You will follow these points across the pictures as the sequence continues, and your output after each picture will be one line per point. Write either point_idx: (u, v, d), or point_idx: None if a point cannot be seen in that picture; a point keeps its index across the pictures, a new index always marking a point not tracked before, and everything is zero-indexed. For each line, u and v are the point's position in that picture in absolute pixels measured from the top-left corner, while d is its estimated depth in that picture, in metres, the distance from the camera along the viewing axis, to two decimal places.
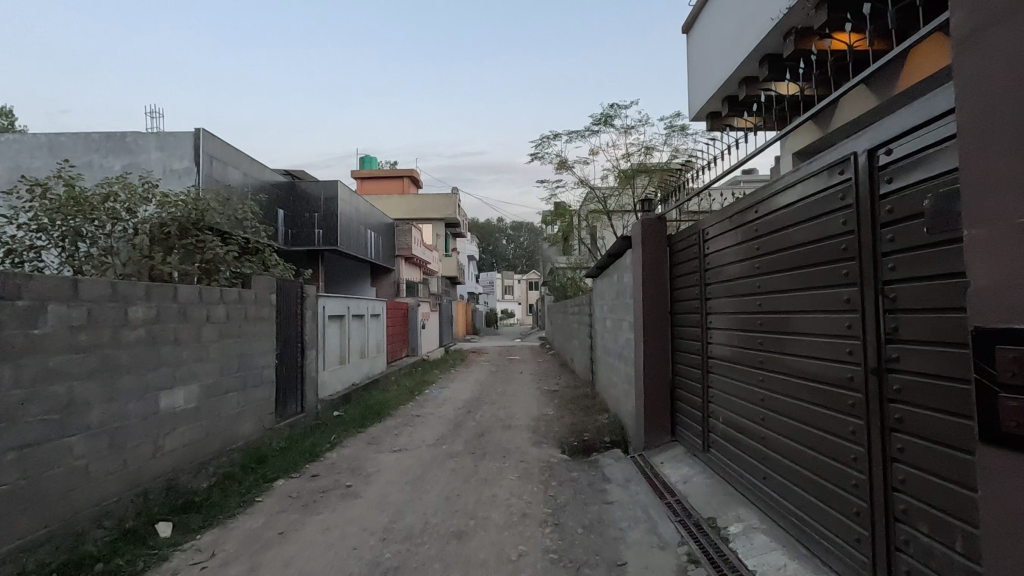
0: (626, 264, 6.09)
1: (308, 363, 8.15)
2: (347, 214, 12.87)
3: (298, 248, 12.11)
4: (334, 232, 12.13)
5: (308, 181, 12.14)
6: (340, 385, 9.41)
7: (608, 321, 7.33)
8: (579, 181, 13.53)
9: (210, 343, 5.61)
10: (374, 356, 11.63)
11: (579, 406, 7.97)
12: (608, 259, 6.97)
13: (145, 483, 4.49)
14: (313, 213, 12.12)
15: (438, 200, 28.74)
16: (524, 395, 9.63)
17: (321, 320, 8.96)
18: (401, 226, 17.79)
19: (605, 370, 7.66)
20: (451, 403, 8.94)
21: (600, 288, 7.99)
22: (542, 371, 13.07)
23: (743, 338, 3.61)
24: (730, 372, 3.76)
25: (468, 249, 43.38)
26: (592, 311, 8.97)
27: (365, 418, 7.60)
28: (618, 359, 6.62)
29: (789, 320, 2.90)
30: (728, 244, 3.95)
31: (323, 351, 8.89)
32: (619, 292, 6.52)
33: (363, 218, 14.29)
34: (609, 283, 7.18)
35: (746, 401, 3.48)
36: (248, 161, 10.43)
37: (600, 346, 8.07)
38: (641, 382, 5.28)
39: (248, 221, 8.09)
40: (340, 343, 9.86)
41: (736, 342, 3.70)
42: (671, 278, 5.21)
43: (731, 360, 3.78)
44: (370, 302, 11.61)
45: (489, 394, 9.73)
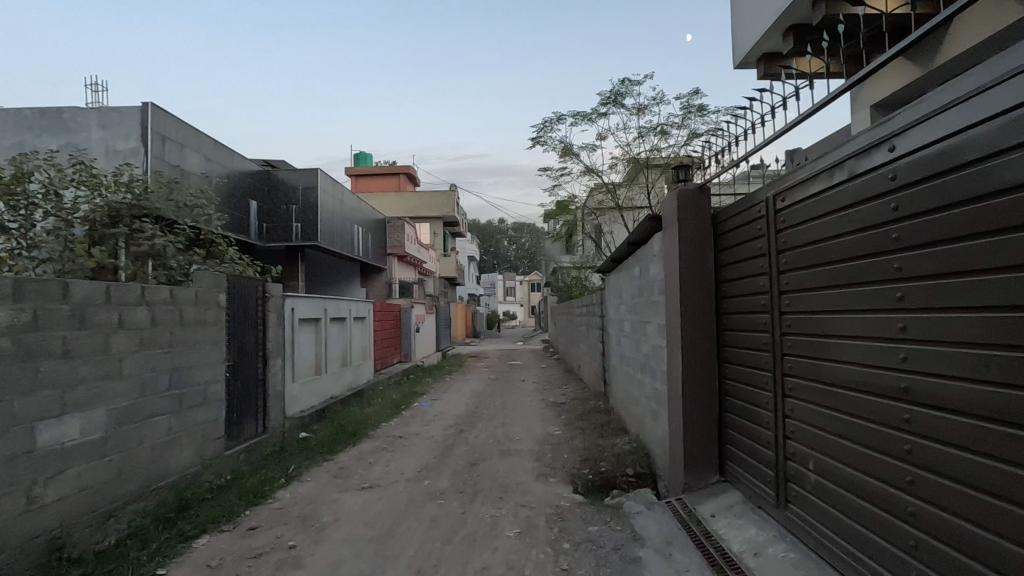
0: (651, 253, 4.86)
1: (271, 377, 6.95)
2: (330, 206, 11.66)
3: (274, 245, 10.93)
4: (314, 226, 10.94)
5: (286, 170, 10.96)
6: (315, 400, 8.20)
7: (626, 324, 6.10)
8: (586, 170, 12.36)
9: (125, 355, 4.40)
10: (357, 364, 10.40)
11: (591, 425, 6.76)
12: (627, 249, 5.75)
13: (5, 553, 3.28)
14: (290, 205, 10.95)
15: (436, 198, 27.54)
16: (527, 408, 8.41)
17: (292, 324, 7.74)
18: (394, 222, 16.56)
19: (622, 383, 6.43)
20: (442, 420, 7.73)
21: (615, 285, 6.74)
22: (546, 379, 11.85)
23: (850, 351, 2.40)
24: (826, 400, 2.57)
25: (468, 250, 42.20)
26: (604, 313, 7.76)
27: (337, 441, 6.39)
28: (641, 370, 5.39)
29: (999, 327, 1.71)
30: (811, 214, 2.74)
31: (293, 360, 7.68)
32: (642, 289, 5.27)
33: (350, 212, 13.09)
34: (628, 279, 5.95)
35: (864, 447, 2.30)
36: (212, 145, 9.24)
37: (615, 353, 6.84)
38: (678, 402, 4.05)
39: (199, 209, 6.88)
40: (317, 351, 8.64)
41: (838, 357, 2.49)
42: (717, 269, 3.99)
43: (828, 382, 2.57)
44: (354, 303, 10.38)
45: (487, 408, 8.51)
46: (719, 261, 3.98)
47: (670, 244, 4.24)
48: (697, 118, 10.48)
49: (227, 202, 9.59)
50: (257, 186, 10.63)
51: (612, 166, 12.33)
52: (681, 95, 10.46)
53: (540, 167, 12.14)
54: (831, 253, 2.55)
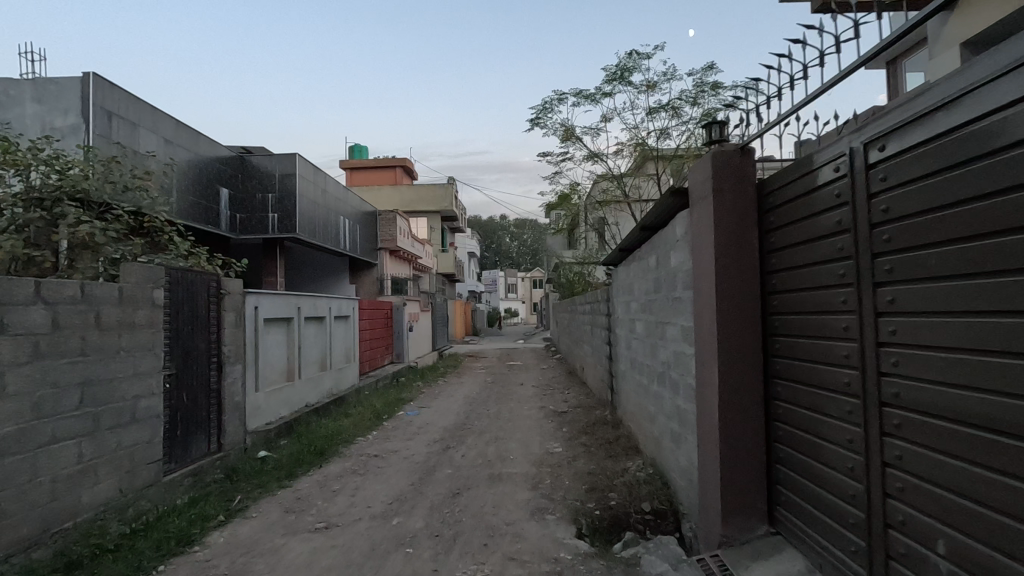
0: (674, 237, 3.89)
1: (227, 386, 6.02)
2: (311, 195, 10.73)
3: (250, 237, 10.00)
4: (293, 217, 10.01)
5: (262, 156, 10.02)
6: (284, 410, 7.28)
7: (639, 324, 5.16)
8: (588, 156, 11.42)
9: (6, 369, 3.47)
10: (338, 367, 9.48)
11: (596, 443, 5.84)
12: (640, 235, 4.79)
13: None
14: (266, 194, 10.03)
15: (434, 191, 26.59)
16: (524, 419, 7.48)
17: (257, 325, 6.77)
18: (385, 214, 15.61)
19: (633, 393, 5.50)
20: (427, 434, 6.80)
21: (624, 278, 5.79)
22: (546, 383, 10.93)
23: None
24: (987, 456, 1.65)
25: (468, 247, 41.27)
26: (611, 311, 6.82)
27: (299, 462, 5.46)
28: (658, 381, 4.44)
29: None
30: (948, 168, 1.80)
31: (257, 366, 6.73)
32: (660, 283, 4.31)
33: (335, 202, 12.14)
34: (641, 270, 4.99)
35: None
36: (174, 126, 8.28)
37: (625, 358, 5.89)
38: (713, 431, 3.09)
39: (143, 191, 5.95)
40: (289, 355, 7.72)
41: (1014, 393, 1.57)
42: (765, 254, 3.04)
43: (989, 429, 1.65)
44: (335, 301, 9.45)
45: (479, 418, 7.59)
46: (767, 244, 3.02)
47: (701, 223, 3.28)
48: (711, 101, 9.42)
49: (191, 189, 8.65)
50: (229, 173, 9.68)
51: (618, 153, 11.38)
52: (694, 71, 9.50)
53: (539, 153, 11.22)
54: (1006, 220, 1.60)
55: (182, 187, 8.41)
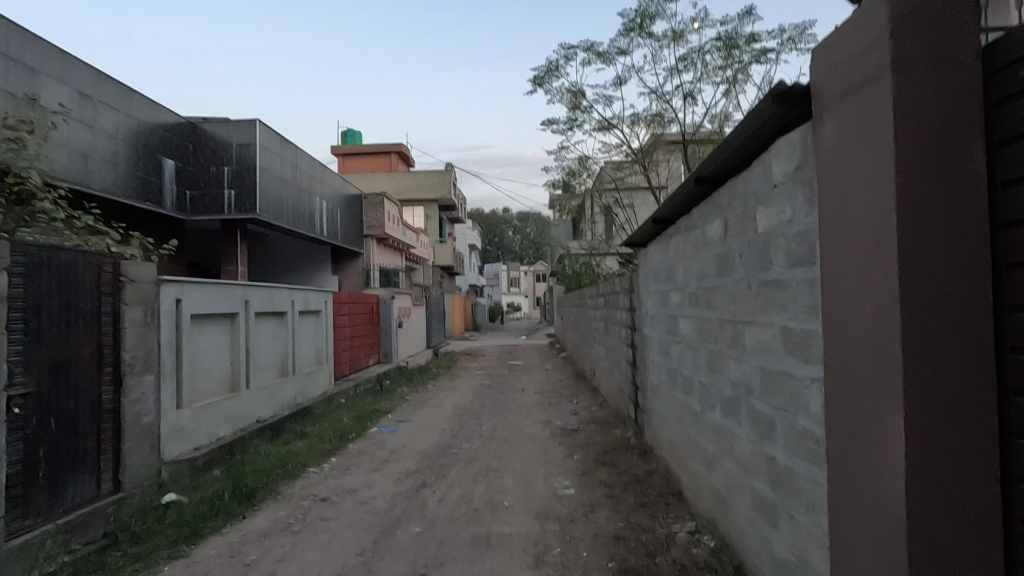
0: (772, 180, 2.33)
1: (131, 404, 4.52)
2: (277, 170, 9.20)
3: (203, 218, 8.49)
4: (252, 194, 8.46)
5: (217, 122, 8.47)
6: (223, 429, 5.79)
7: (687, 322, 3.62)
8: (598, 127, 9.91)
9: None
10: (304, 372, 8.01)
11: (622, 484, 4.31)
12: (693, 192, 3.26)
13: None
14: (221, 167, 8.51)
15: (431, 179, 25.05)
16: (524, 439, 5.99)
17: (183, 321, 5.25)
18: (372, 198, 14.06)
19: (675, 418, 3.99)
20: (399, 464, 5.29)
21: (663, 259, 4.24)
22: (551, 388, 9.41)
23: None
24: None
25: (469, 239, 39.73)
26: (637, 305, 5.27)
27: (215, 512, 3.96)
28: (728, 411, 2.90)
29: None
30: None
31: (182, 374, 5.23)
32: (734, 261, 2.76)
33: (310, 181, 10.62)
34: (693, 244, 3.45)
35: None
36: (95, 79, 6.75)
37: (661, 370, 4.36)
38: (891, 542, 1.58)
39: (17, 140, 4.39)
40: (232, 359, 6.21)
41: None
42: (993, 189, 1.51)
43: None
44: (299, 292, 7.95)
45: (469, 439, 6.08)
46: (1001, 168, 1.49)
47: (851, 142, 1.73)
48: (743, 57, 7.79)
49: (123, 157, 7.14)
50: (175, 142, 8.16)
51: (633, 125, 9.79)
52: (729, 17, 7.93)
53: (543, 121, 9.74)
54: None
55: (108, 154, 6.89)
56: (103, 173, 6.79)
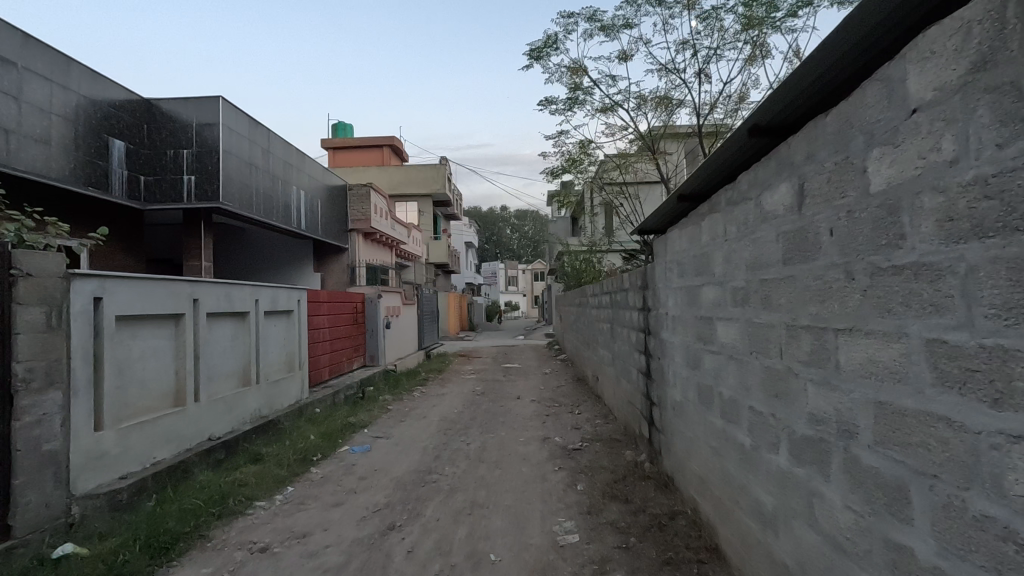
0: (908, 101, 1.44)
1: (26, 429, 3.60)
2: (246, 155, 8.30)
3: (159, 208, 7.59)
4: (214, 181, 7.57)
5: (174, 100, 7.53)
6: (160, 452, 4.88)
7: (732, 327, 2.73)
8: (601, 109, 8.98)
9: None
10: (270, 379, 7.12)
11: (638, 530, 3.43)
12: (747, 148, 2.37)
13: None
14: (179, 150, 7.61)
15: (424, 173, 24.10)
16: (517, 462, 5.10)
17: (105, 324, 4.35)
18: (357, 189, 13.15)
19: (710, 450, 3.09)
20: (366, 496, 4.40)
21: (692, 246, 3.34)
22: (549, 396, 8.52)
23: None
24: None
25: (466, 238, 38.82)
26: (653, 304, 4.38)
27: (114, 573, 3.05)
28: (805, 455, 2.02)
29: None
30: None
31: (104, 389, 4.32)
32: (820, 238, 1.87)
33: (286, 170, 9.72)
34: (742, 222, 2.56)
35: None
36: (23, 43, 5.85)
37: (689, 386, 3.47)
38: None
39: None
40: (177, 368, 5.31)
41: None
42: None
43: None
44: (266, 291, 7.06)
45: (453, 461, 5.19)
46: None
47: None
48: (766, 24, 6.87)
49: (58, 135, 6.23)
50: (126, 121, 7.23)
51: (638, 107, 8.87)
52: None
53: (539, 101, 8.83)
54: None
55: (39, 130, 5.98)
56: (32, 152, 5.89)
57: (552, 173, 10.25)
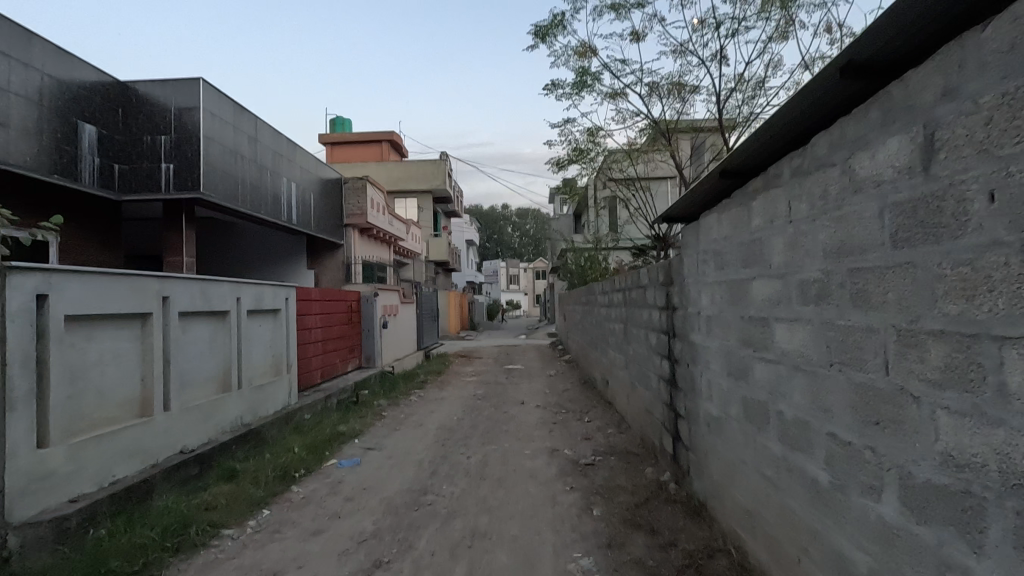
0: None
1: None
2: (230, 143, 7.75)
3: (136, 198, 7.04)
4: (194, 169, 7.01)
5: (152, 83, 7.03)
6: (122, 468, 4.33)
7: (799, 331, 2.17)
8: (609, 95, 8.46)
9: None
10: (254, 385, 6.56)
11: (672, 571, 2.87)
12: (831, 95, 1.80)
13: None
14: (157, 136, 7.06)
15: (424, 169, 23.50)
16: (523, 479, 4.55)
17: (51, 326, 3.79)
18: (353, 182, 12.57)
19: (762, 481, 2.53)
20: (352, 521, 3.84)
21: (736, 232, 2.78)
22: (555, 401, 7.97)
23: None
24: None
25: (467, 236, 38.26)
26: (681, 302, 3.82)
27: None
28: (935, 511, 1.45)
29: None
30: None
31: (50, 399, 3.77)
32: (970, 205, 1.31)
33: (275, 160, 9.16)
34: (818, 197, 2.00)
35: None
36: None
37: (732, 399, 2.91)
38: None
39: None
40: (143, 374, 4.75)
41: None
42: None
43: None
44: (249, 288, 6.50)
45: (451, 478, 4.63)
46: None
47: None
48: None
49: (19, 116, 5.68)
50: (97, 105, 6.66)
51: (651, 92, 8.30)
52: None
53: (544, 85, 8.25)
54: None
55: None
56: None
57: (557, 166, 9.56)
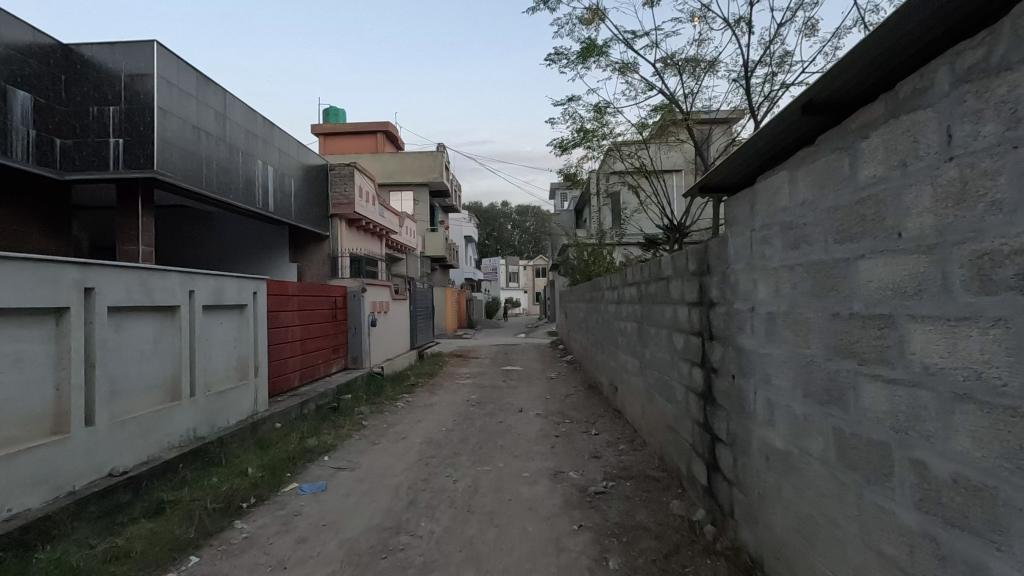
0: None
1: None
2: (192, 117, 6.88)
3: (81, 178, 6.17)
4: (147, 144, 6.15)
5: (99, 46, 6.19)
6: (23, 500, 3.47)
7: (969, 338, 1.32)
8: (618, 68, 7.66)
9: None
10: (212, 391, 5.71)
11: None
12: None
13: None
14: (105, 107, 6.20)
15: (420, 160, 22.63)
16: (521, 513, 3.69)
17: None
18: (340, 169, 11.69)
19: (877, 560, 1.69)
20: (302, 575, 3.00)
21: (827, 193, 1.93)
22: (558, 409, 7.12)
23: None
24: None
25: (466, 232, 37.41)
26: (724, 296, 2.96)
27: None
28: None
29: None
30: None
31: None
32: None
33: (249, 141, 8.30)
34: None
35: None
36: None
37: (814, 432, 2.06)
38: None
39: None
40: (58, 382, 3.89)
41: None
42: None
43: None
44: (205, 280, 5.63)
45: (433, 511, 3.78)
46: None
47: None
48: None
49: None
50: (33, 68, 5.78)
51: (663, 65, 7.45)
52: None
53: (545, 55, 7.42)
54: None
55: None
56: None
57: (561, 149, 8.66)
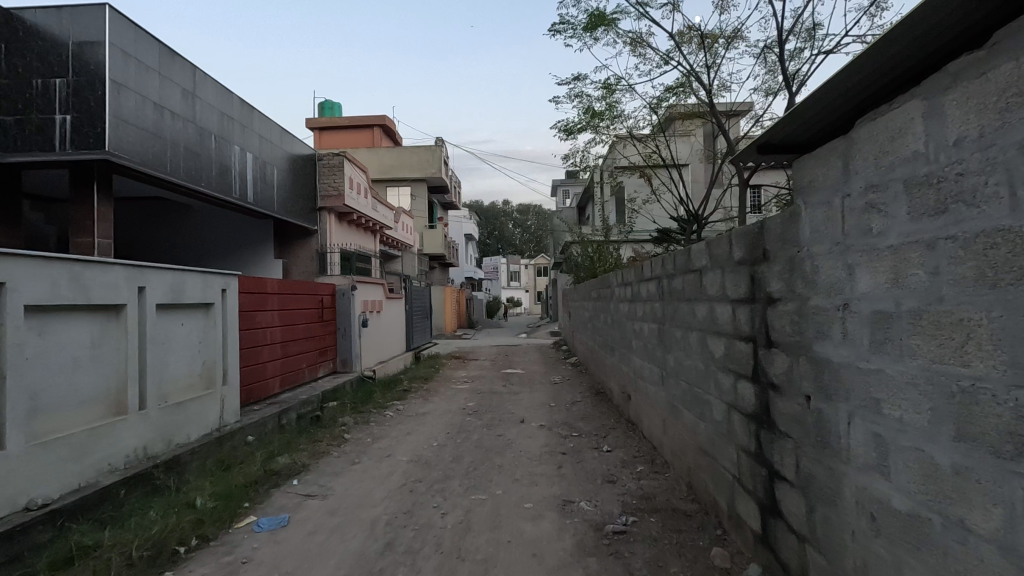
0: None
1: None
2: (155, 94, 6.15)
3: (24, 160, 5.44)
4: (97, 121, 5.42)
5: (45, 9, 5.44)
6: None
7: None
8: (629, 41, 6.94)
9: None
10: (170, 403, 4.99)
11: None
12: None
13: None
14: (51, 79, 5.45)
15: (418, 155, 21.92)
16: (525, 563, 2.96)
17: None
18: (328, 159, 10.94)
19: None
20: None
21: (1012, 122, 1.21)
22: (563, 420, 6.39)
23: None
24: None
25: (466, 230, 36.66)
26: (792, 290, 2.23)
27: None
28: None
29: None
30: None
31: None
32: None
33: (223, 124, 7.56)
34: None
35: None
36: None
37: (974, 495, 1.34)
38: None
39: None
40: None
41: None
42: None
43: None
44: (160, 275, 4.91)
45: (416, 559, 3.05)
46: None
47: None
48: None
49: None
50: None
51: (680, 38, 6.74)
52: None
53: (549, 26, 6.71)
54: None
55: None
56: None
57: (565, 133, 7.92)
